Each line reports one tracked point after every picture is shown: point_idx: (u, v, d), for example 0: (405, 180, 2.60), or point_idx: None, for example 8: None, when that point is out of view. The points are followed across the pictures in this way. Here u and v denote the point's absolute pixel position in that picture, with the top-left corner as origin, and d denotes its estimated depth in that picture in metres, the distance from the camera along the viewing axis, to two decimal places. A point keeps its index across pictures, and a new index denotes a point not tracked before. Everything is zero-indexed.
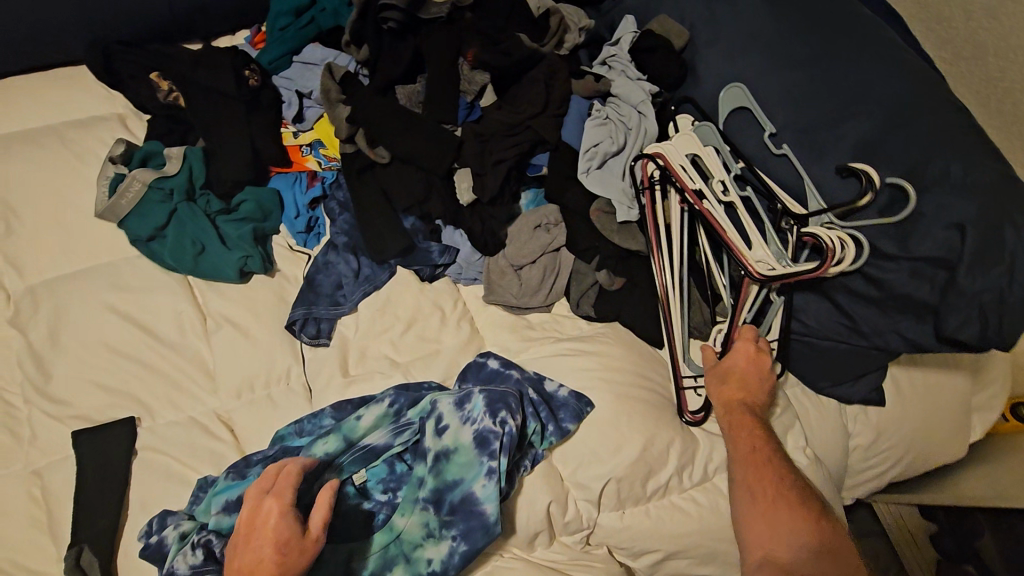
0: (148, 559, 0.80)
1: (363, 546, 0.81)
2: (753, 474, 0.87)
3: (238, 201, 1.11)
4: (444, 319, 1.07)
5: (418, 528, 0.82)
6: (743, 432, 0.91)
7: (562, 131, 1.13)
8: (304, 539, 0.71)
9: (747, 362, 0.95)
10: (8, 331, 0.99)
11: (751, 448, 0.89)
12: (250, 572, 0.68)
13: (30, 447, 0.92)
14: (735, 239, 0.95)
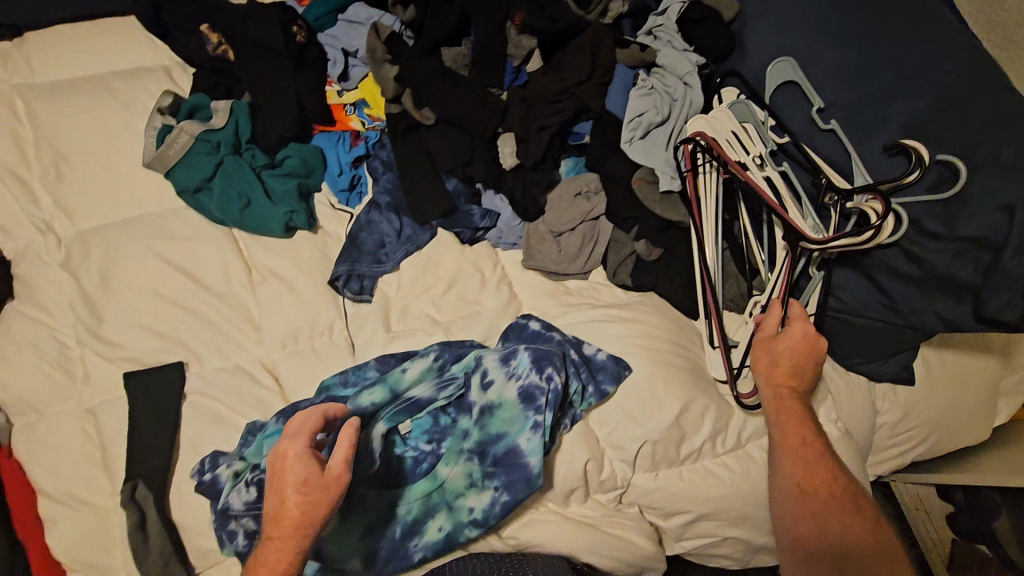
0: (203, 494, 0.84)
1: (408, 493, 0.85)
2: (796, 459, 0.89)
3: (283, 157, 1.12)
4: (484, 281, 1.08)
5: (462, 480, 0.84)
6: (791, 414, 0.92)
7: (607, 101, 1.13)
8: (324, 479, 0.72)
9: (800, 346, 0.95)
10: (60, 274, 1.02)
11: (796, 431, 0.91)
12: (276, 512, 0.71)
13: (85, 386, 0.95)
14: (784, 207, 0.97)
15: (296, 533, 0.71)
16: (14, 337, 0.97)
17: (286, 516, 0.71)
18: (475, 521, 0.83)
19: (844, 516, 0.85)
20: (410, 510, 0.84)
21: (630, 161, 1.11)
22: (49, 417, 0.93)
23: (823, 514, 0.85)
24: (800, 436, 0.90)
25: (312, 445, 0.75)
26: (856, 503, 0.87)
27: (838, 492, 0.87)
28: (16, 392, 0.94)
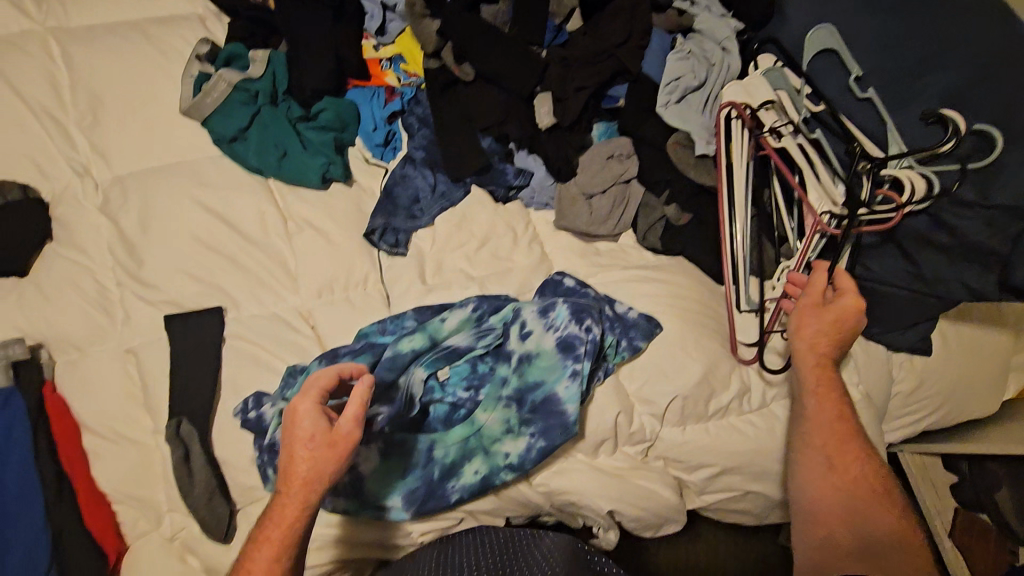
0: (250, 431, 0.89)
1: (447, 436, 0.88)
2: (830, 439, 0.88)
3: (318, 110, 1.12)
4: (516, 240, 1.10)
5: (499, 427, 0.87)
6: (827, 394, 0.91)
7: (644, 65, 1.12)
8: (331, 437, 0.74)
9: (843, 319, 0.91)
10: (99, 217, 1.03)
11: (829, 410, 0.90)
12: (286, 466, 0.74)
13: (125, 327, 0.97)
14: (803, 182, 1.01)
15: (302, 490, 0.73)
16: (55, 277, 0.98)
17: (295, 471, 0.73)
18: (510, 465, 0.86)
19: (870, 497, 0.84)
20: (448, 452, 0.87)
21: (665, 125, 1.12)
22: (91, 356, 0.95)
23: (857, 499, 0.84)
24: (829, 418, 0.89)
25: (323, 403, 0.76)
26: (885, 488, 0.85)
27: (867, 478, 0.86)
28: (57, 330, 0.95)
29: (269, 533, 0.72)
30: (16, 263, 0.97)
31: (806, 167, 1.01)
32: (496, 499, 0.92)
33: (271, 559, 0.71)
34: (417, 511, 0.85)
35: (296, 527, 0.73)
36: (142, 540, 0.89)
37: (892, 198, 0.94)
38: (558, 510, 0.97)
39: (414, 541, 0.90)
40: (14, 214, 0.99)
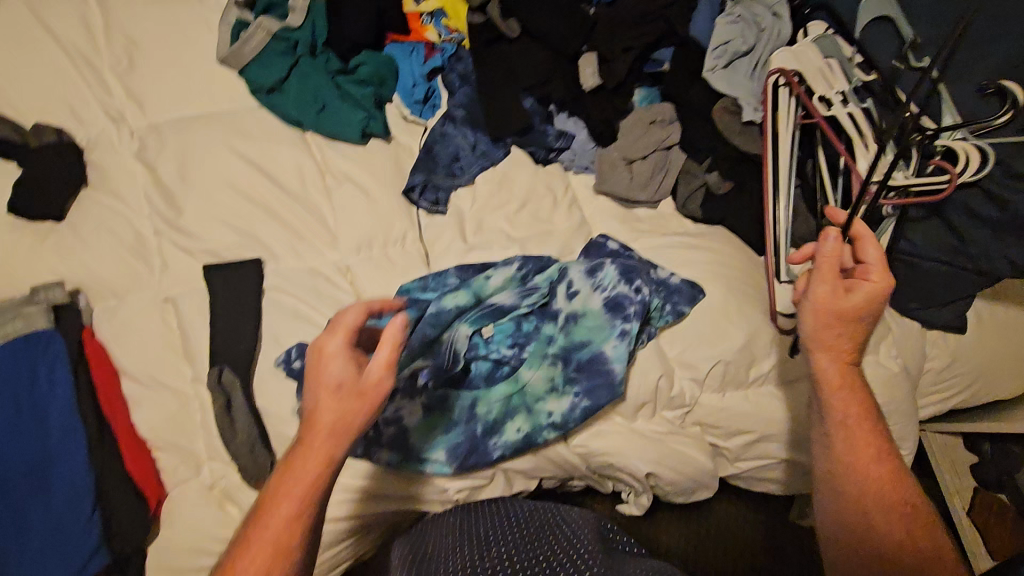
0: (295, 380, 0.89)
1: (490, 394, 0.88)
2: (870, 489, 0.71)
3: (357, 64, 1.10)
4: (556, 202, 1.08)
5: (543, 385, 0.87)
6: (865, 426, 0.73)
7: (692, 25, 1.09)
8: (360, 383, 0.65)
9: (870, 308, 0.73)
10: (134, 164, 1.01)
11: (869, 450, 0.72)
12: (309, 415, 0.64)
13: (163, 275, 0.96)
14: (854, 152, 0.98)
15: (327, 439, 0.63)
16: (92, 221, 0.97)
17: (318, 420, 0.63)
18: (552, 424, 0.86)
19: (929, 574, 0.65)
20: (491, 409, 0.87)
21: (711, 90, 1.10)
22: (129, 303, 0.94)
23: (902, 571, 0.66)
24: (868, 461, 0.72)
25: (350, 344, 0.67)
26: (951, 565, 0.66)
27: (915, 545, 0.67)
28: (95, 276, 0.95)
29: (285, 489, 0.62)
30: (54, 206, 0.95)
31: (854, 135, 0.99)
32: (533, 458, 0.92)
33: (290, 517, 0.61)
34: (459, 467, 0.85)
35: (317, 481, 0.62)
36: (182, 488, 0.89)
37: (946, 167, 0.93)
38: (591, 474, 0.98)
39: (448, 498, 0.90)
40: (51, 156, 0.97)
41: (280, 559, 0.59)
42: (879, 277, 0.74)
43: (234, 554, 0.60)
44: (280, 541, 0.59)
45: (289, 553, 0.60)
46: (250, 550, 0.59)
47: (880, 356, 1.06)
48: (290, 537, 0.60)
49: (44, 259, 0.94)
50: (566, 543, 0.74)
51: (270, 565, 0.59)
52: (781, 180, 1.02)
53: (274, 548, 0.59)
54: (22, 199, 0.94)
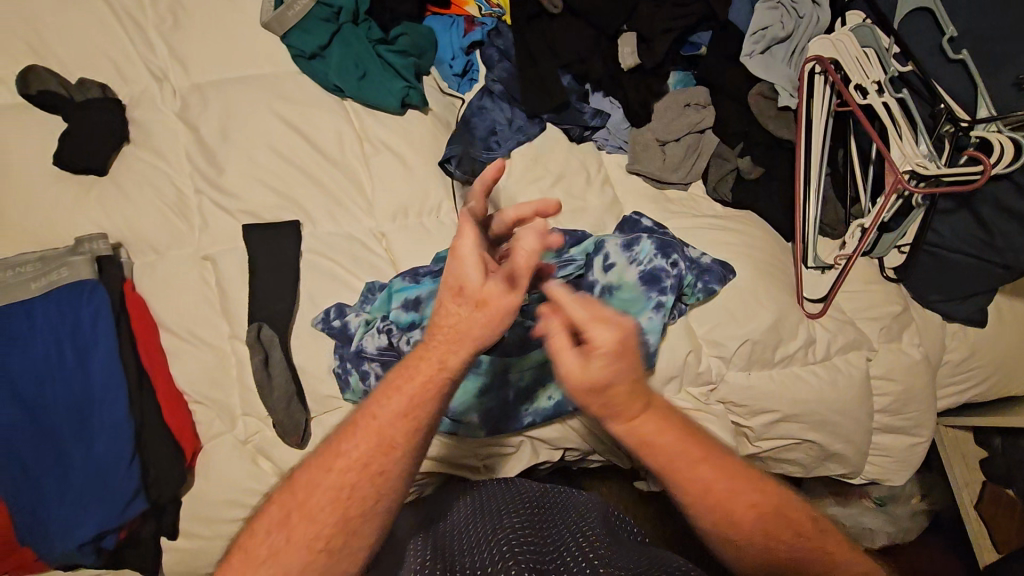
0: (333, 339, 0.91)
1: (521, 362, 0.89)
2: (745, 524, 0.63)
3: (397, 35, 1.11)
4: (589, 180, 1.10)
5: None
6: (686, 467, 0.62)
7: (731, 13, 1.11)
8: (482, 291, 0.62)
9: (621, 360, 0.58)
10: (176, 123, 1.02)
11: (709, 493, 0.62)
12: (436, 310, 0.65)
13: (202, 234, 0.97)
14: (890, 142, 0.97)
15: (446, 343, 0.62)
16: (134, 177, 0.98)
17: (441, 320, 0.63)
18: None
19: (805, 550, 0.63)
20: (524, 375, 0.89)
21: (748, 75, 1.10)
22: (169, 259, 0.96)
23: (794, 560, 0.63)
24: (720, 487, 0.62)
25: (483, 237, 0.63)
26: (812, 522, 0.65)
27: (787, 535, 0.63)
28: (136, 230, 0.96)
29: (399, 386, 0.62)
30: (97, 160, 0.96)
31: (890, 125, 0.98)
32: (560, 427, 0.95)
33: (396, 415, 0.61)
34: (492, 430, 0.89)
35: (425, 388, 0.62)
36: (217, 441, 0.91)
37: (979, 156, 0.91)
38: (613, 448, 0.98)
39: (475, 461, 0.94)
40: (95, 110, 0.98)
41: (380, 453, 0.61)
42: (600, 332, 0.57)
43: (335, 441, 0.63)
44: (384, 437, 0.61)
45: (389, 449, 0.61)
46: (354, 437, 0.62)
47: (902, 344, 1.07)
48: (393, 434, 0.61)
49: (87, 212, 0.95)
50: (575, 518, 0.79)
51: (370, 459, 0.61)
52: (812, 169, 1.03)
53: (379, 436, 0.61)
54: (67, 152, 0.95)
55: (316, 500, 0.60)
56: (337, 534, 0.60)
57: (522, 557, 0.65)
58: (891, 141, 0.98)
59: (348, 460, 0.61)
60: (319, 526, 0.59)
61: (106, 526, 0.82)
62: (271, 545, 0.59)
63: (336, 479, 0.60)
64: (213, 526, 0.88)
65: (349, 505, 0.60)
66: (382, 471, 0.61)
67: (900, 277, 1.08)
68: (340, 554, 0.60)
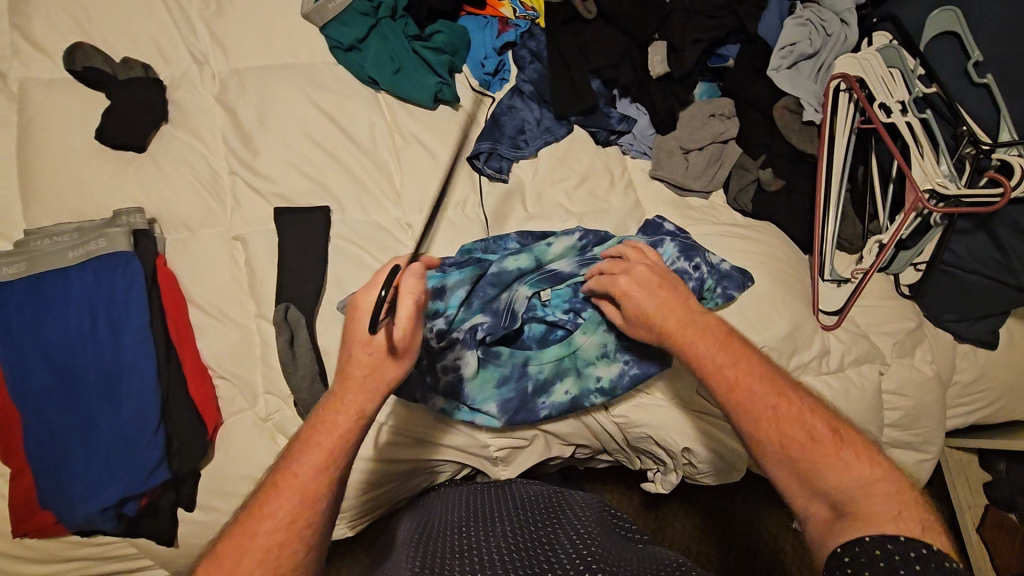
0: None
1: (542, 355, 0.93)
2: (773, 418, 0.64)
3: (432, 32, 1.14)
4: (613, 182, 1.12)
5: (599, 351, 0.93)
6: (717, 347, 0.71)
7: (761, 24, 1.13)
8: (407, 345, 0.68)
9: (646, 286, 0.79)
10: (215, 106, 1.05)
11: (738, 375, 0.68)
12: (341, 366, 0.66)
13: (235, 214, 1.00)
14: (911, 160, 0.98)
15: (360, 395, 0.64)
16: (172, 156, 1.01)
17: (351, 374, 0.65)
18: (601, 389, 0.92)
19: (818, 462, 0.60)
20: (543, 369, 0.93)
21: (774, 88, 1.12)
22: (201, 237, 0.98)
23: (812, 470, 0.60)
24: (747, 380, 0.67)
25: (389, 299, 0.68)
26: (833, 437, 0.62)
27: (800, 441, 0.62)
28: (171, 208, 0.98)
29: (317, 444, 0.62)
30: (137, 137, 0.99)
31: (911, 143, 0.99)
32: (574, 423, 0.97)
33: (321, 468, 0.62)
34: (508, 420, 0.91)
35: (345, 438, 0.63)
36: (238, 417, 0.93)
37: (1000, 179, 0.92)
38: (624, 447, 1.02)
39: (488, 454, 0.97)
40: (138, 89, 1.00)
41: (307, 509, 0.60)
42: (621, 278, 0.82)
43: (258, 500, 0.60)
44: (308, 491, 0.60)
45: (315, 502, 0.60)
46: (276, 497, 0.59)
47: (915, 361, 1.08)
48: (318, 487, 0.61)
49: (124, 187, 0.98)
50: (567, 518, 0.77)
51: (296, 514, 0.59)
52: (832, 185, 1.05)
53: (302, 492, 0.60)
54: (108, 127, 0.98)
55: (245, 563, 0.56)
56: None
57: (513, 564, 0.64)
58: (912, 159, 1.00)
59: (276, 520, 0.58)
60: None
61: (129, 492, 0.83)
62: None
63: (262, 540, 0.57)
64: (229, 500, 0.90)
65: (280, 562, 0.57)
66: (309, 524, 0.60)
67: (914, 294, 1.10)
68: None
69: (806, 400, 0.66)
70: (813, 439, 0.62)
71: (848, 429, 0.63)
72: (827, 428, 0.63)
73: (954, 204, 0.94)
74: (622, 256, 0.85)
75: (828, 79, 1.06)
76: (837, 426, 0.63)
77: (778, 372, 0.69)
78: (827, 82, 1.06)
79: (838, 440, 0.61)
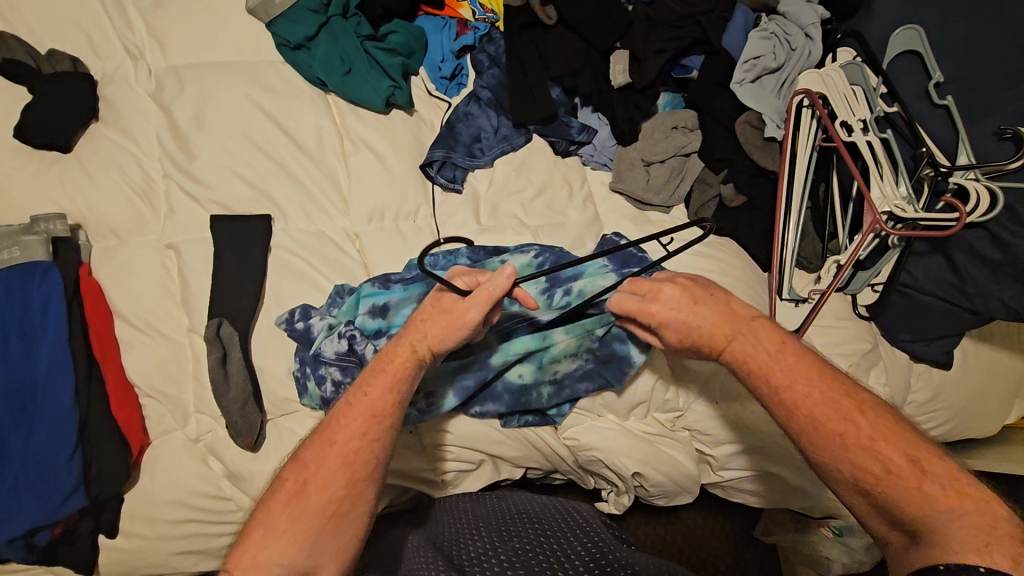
0: (295, 341, 0.89)
1: (510, 346, 0.88)
2: (854, 451, 0.62)
3: (387, 32, 1.09)
4: (572, 194, 1.09)
5: (571, 347, 0.89)
6: (788, 359, 0.69)
7: (726, 35, 1.10)
8: (450, 314, 0.71)
9: (679, 307, 0.74)
10: (149, 104, 0.99)
11: (809, 394, 0.66)
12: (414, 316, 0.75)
13: (167, 221, 0.94)
14: (869, 183, 0.95)
15: (421, 340, 0.72)
16: (102, 157, 0.95)
17: (421, 325, 0.73)
18: (555, 380, 0.90)
19: (900, 493, 0.59)
20: (508, 356, 0.87)
21: (735, 103, 1.09)
22: (131, 245, 0.93)
23: (889, 503, 0.59)
24: (807, 404, 0.66)
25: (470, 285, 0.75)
26: (913, 469, 0.59)
27: (875, 472, 0.60)
28: (99, 214, 0.93)
29: (379, 367, 0.71)
30: (62, 136, 0.93)
31: (871, 164, 0.96)
32: (521, 446, 0.94)
33: (385, 388, 0.70)
34: (461, 399, 0.87)
35: (404, 365, 0.71)
36: (166, 438, 0.88)
37: (956, 204, 0.90)
38: (576, 468, 1.00)
39: (436, 477, 0.94)
40: (63, 85, 0.94)
41: (374, 422, 0.68)
42: (662, 286, 0.77)
43: (332, 421, 0.69)
44: (375, 407, 0.69)
45: (383, 414, 0.69)
46: (349, 414, 0.68)
47: (868, 383, 1.07)
48: (383, 403, 0.69)
49: (48, 192, 0.92)
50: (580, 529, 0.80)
51: (365, 426, 0.68)
52: (793, 204, 1.01)
53: (370, 408, 0.69)
54: (30, 124, 0.92)
55: (326, 469, 0.66)
56: (348, 496, 0.66)
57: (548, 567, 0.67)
58: (872, 180, 0.97)
59: (348, 433, 0.67)
60: (332, 488, 0.65)
61: (41, 521, 0.78)
62: (289, 515, 0.63)
63: (340, 450, 0.67)
64: (154, 526, 0.85)
65: (356, 468, 0.66)
66: (378, 437, 0.68)
67: (871, 315, 1.08)
68: (347, 520, 0.65)
69: (883, 421, 0.63)
70: (894, 473, 0.60)
71: (936, 459, 0.60)
72: (905, 457, 0.60)
73: (911, 231, 0.92)
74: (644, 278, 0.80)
75: (792, 95, 1.02)
76: (919, 456, 0.60)
77: (848, 389, 0.67)
78: (791, 99, 1.02)
79: (920, 471, 0.59)
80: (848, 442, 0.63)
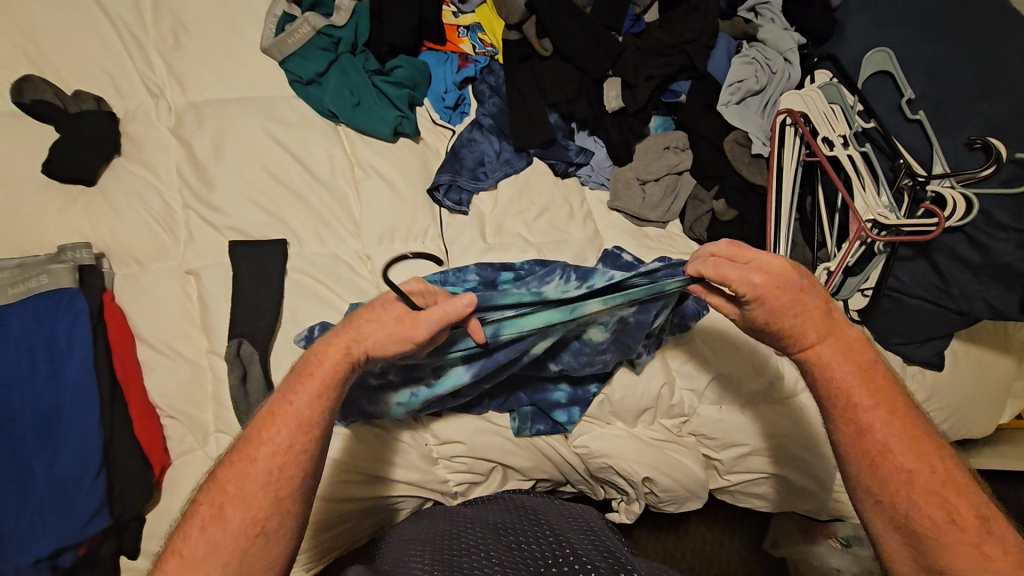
0: None
1: (524, 321, 0.82)
2: (921, 497, 0.66)
3: (393, 66, 1.15)
4: (572, 213, 1.14)
5: (602, 312, 0.83)
6: (877, 391, 0.71)
7: (710, 63, 1.17)
8: (399, 326, 0.74)
9: (785, 288, 0.72)
10: (169, 139, 1.04)
11: (889, 428, 0.69)
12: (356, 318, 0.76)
13: (187, 248, 0.98)
14: (850, 195, 1.02)
15: (345, 344, 0.74)
16: (124, 189, 1.00)
17: (363, 333, 0.74)
18: (582, 340, 0.89)
19: (952, 541, 0.64)
20: (521, 330, 0.82)
21: (723, 123, 1.16)
22: (152, 271, 0.96)
23: (933, 544, 0.65)
24: (883, 431, 0.69)
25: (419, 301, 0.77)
26: (977, 525, 0.64)
27: (936, 518, 0.65)
28: (121, 243, 0.97)
29: (308, 373, 0.73)
30: (88, 170, 0.98)
31: (852, 175, 1.03)
32: (533, 456, 0.96)
33: (310, 396, 0.72)
34: (474, 373, 0.86)
35: (330, 368, 0.73)
36: (186, 457, 0.90)
37: (934, 210, 0.96)
38: (586, 478, 1.02)
39: (448, 489, 0.96)
40: (89, 122, 0.99)
41: (300, 433, 0.70)
42: (765, 260, 0.73)
43: (257, 434, 0.71)
44: (301, 417, 0.71)
45: (311, 426, 0.71)
46: (274, 425, 0.70)
47: None
48: (312, 414, 0.71)
49: (74, 223, 0.97)
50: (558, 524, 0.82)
51: (292, 438, 0.70)
52: (783, 216, 1.07)
53: (298, 420, 0.70)
54: (57, 160, 0.97)
55: (249, 488, 0.68)
56: (273, 514, 0.68)
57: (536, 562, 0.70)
58: (855, 191, 1.03)
59: (271, 448, 0.69)
60: (256, 507, 0.67)
61: (64, 542, 0.80)
62: (208, 540, 0.66)
63: (262, 466, 0.68)
64: None
65: (278, 482, 0.68)
66: (303, 450, 0.70)
67: (862, 319, 1.12)
68: (271, 536, 0.67)
69: (956, 472, 0.68)
70: (958, 524, 0.64)
71: (999, 522, 0.65)
72: (973, 514, 0.65)
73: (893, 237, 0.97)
74: (745, 245, 0.75)
75: (776, 114, 1.09)
76: (986, 514, 0.65)
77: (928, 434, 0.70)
78: (776, 119, 1.09)
79: (984, 530, 0.64)
80: (915, 485, 0.67)
